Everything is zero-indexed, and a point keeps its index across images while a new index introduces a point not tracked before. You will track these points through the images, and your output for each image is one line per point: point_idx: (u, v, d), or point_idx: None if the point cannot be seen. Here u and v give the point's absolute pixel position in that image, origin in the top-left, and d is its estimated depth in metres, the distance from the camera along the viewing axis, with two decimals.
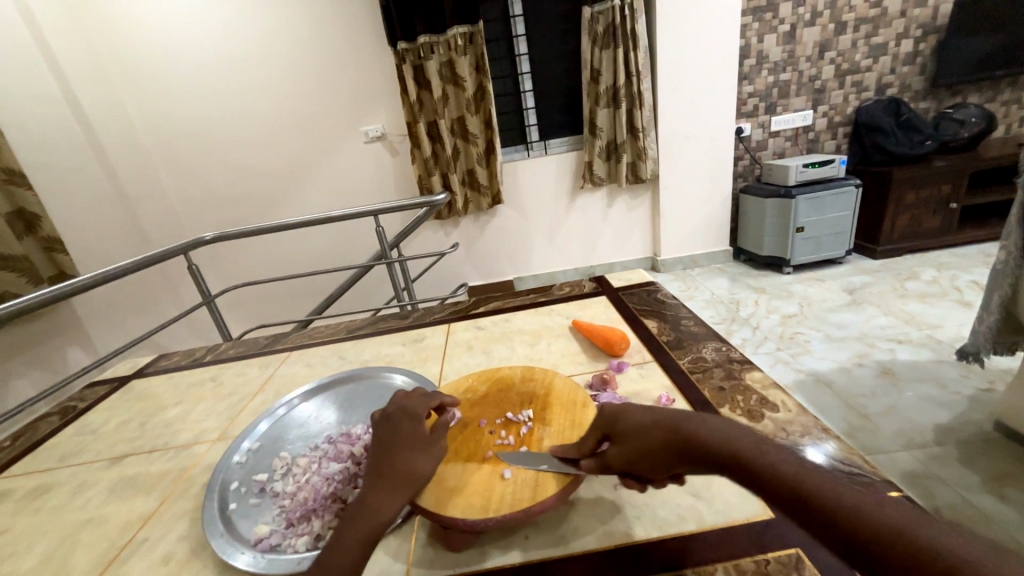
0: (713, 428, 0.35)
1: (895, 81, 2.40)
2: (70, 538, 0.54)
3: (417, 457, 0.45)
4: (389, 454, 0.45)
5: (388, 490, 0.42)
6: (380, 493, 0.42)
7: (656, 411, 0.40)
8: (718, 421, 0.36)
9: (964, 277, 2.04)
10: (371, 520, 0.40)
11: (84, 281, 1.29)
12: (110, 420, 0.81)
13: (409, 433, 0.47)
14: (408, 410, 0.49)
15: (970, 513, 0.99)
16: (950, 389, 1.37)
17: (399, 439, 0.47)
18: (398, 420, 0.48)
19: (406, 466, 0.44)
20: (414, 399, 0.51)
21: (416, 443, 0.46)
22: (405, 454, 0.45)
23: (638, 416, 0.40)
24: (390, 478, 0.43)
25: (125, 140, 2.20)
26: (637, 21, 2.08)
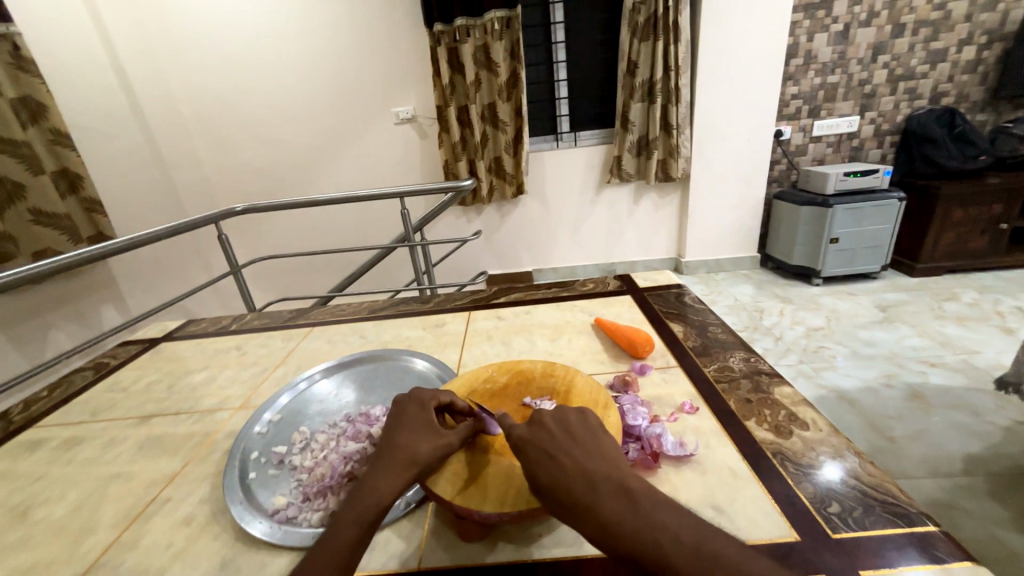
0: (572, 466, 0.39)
1: (952, 89, 2.26)
2: (99, 491, 0.56)
3: (417, 440, 0.45)
4: (392, 438, 0.46)
5: (387, 469, 0.42)
6: (380, 473, 0.42)
7: (560, 444, 0.41)
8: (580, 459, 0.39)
9: (1009, 302, 1.93)
10: (368, 499, 0.40)
11: (122, 243, 1.33)
12: (139, 379, 0.84)
13: (414, 419, 0.48)
14: (416, 398, 0.50)
15: (995, 549, 0.95)
16: (983, 418, 1.31)
17: (403, 424, 0.47)
18: (404, 406, 0.49)
19: (409, 449, 0.44)
20: (424, 391, 0.52)
21: (420, 428, 0.47)
22: (406, 437, 0.46)
23: (543, 445, 0.41)
24: (391, 459, 0.43)
25: (165, 109, 2.26)
26: (681, 13, 2.00)
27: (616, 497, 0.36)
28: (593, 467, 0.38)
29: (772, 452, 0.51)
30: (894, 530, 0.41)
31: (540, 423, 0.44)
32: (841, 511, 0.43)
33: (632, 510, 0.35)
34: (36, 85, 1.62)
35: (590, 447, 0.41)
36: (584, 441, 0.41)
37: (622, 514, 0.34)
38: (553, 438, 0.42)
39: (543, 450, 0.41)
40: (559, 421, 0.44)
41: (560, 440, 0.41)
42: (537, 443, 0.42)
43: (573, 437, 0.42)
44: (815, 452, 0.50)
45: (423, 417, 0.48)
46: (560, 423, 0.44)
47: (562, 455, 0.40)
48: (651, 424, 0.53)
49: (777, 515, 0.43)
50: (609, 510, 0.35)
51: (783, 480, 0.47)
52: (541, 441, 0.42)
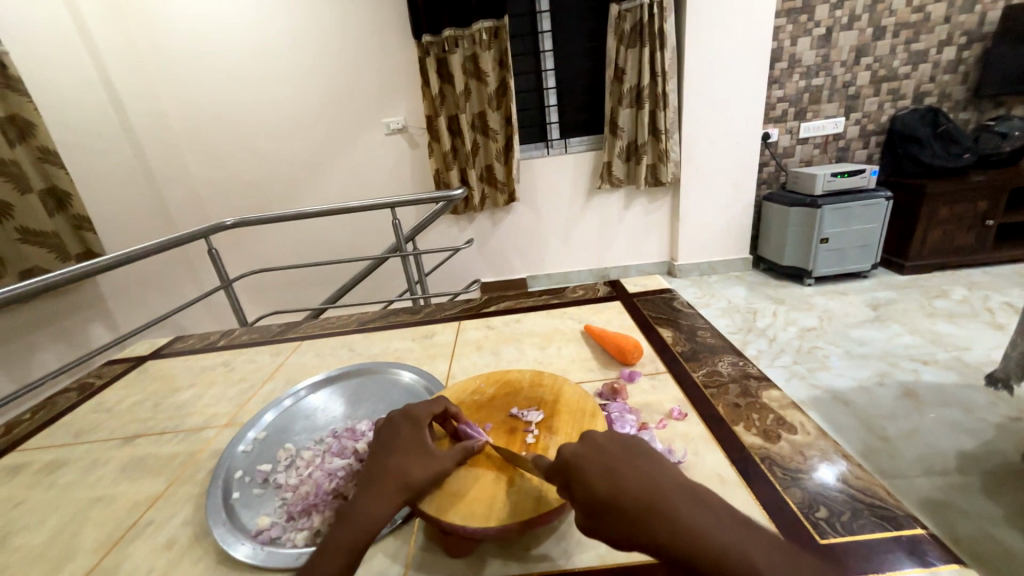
0: (626, 480, 0.36)
1: (934, 89, 2.30)
2: (80, 515, 0.55)
3: (410, 462, 0.44)
4: (384, 459, 0.45)
5: (378, 494, 0.41)
6: (371, 496, 0.41)
7: (608, 459, 0.38)
8: (633, 474, 0.37)
9: (997, 298, 1.95)
10: (356, 526, 0.39)
11: (110, 260, 1.32)
12: (125, 398, 0.82)
13: (407, 440, 0.46)
14: (412, 415, 0.49)
15: (991, 546, 0.95)
16: (975, 414, 1.32)
17: (396, 444, 0.46)
18: (398, 424, 0.48)
19: (400, 471, 0.43)
20: (419, 406, 0.50)
21: (413, 448, 0.46)
22: (397, 457, 0.45)
23: (592, 460, 0.39)
24: (382, 481, 0.42)
25: (155, 125, 2.25)
26: (666, 21, 2.03)
27: (770, 552, 0.30)
28: (719, 520, 0.32)
29: (760, 456, 0.50)
30: (882, 534, 0.41)
31: (618, 463, 0.38)
32: (829, 515, 0.43)
33: (796, 568, 0.29)
34: (23, 104, 1.61)
35: (638, 463, 0.38)
36: (635, 458, 0.39)
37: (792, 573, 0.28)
38: (650, 483, 0.35)
39: (596, 463, 0.38)
40: (642, 460, 0.38)
41: (660, 484, 0.35)
42: (634, 489, 0.35)
43: (670, 481, 0.36)
44: (803, 456, 0.50)
45: (418, 437, 0.47)
46: (644, 464, 0.38)
47: (676, 502, 0.34)
48: (639, 432, 0.53)
49: (764, 521, 0.43)
50: (776, 569, 0.29)
51: (772, 485, 0.47)
52: (638, 487, 0.35)
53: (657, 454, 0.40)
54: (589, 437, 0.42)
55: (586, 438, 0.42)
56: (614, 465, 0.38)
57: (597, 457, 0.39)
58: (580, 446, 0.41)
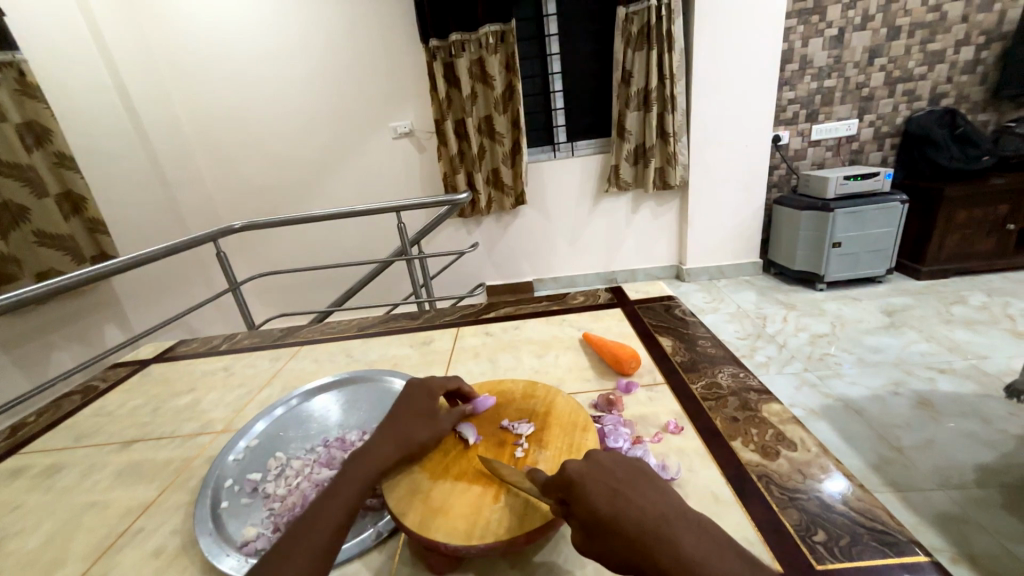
0: (634, 504, 0.35)
1: (951, 90, 2.24)
2: (73, 520, 0.55)
3: (418, 423, 0.50)
4: (397, 418, 0.51)
5: (389, 441, 0.47)
6: (381, 443, 0.47)
7: (614, 480, 0.37)
8: (640, 496, 0.36)
9: (1019, 305, 1.89)
10: (371, 462, 0.45)
11: (118, 263, 1.33)
12: (126, 403, 0.83)
13: (418, 406, 0.52)
14: (427, 388, 0.55)
15: (1010, 564, 0.91)
16: (994, 426, 1.27)
17: (406, 408, 0.52)
18: (415, 392, 0.54)
19: (411, 429, 0.49)
20: (434, 380, 0.57)
21: (423, 414, 0.51)
22: (405, 418, 0.51)
23: (597, 480, 0.37)
24: (393, 434, 0.48)
25: (169, 130, 2.30)
26: (674, 23, 2.01)
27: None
28: (722, 551, 0.32)
29: (757, 474, 0.49)
30: (882, 560, 0.39)
31: (622, 485, 0.37)
32: (827, 539, 0.41)
33: None
34: (40, 110, 1.65)
35: (642, 485, 0.37)
36: (639, 479, 0.38)
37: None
38: (653, 506, 0.35)
39: (602, 482, 0.37)
40: (643, 484, 0.37)
41: (665, 511, 0.34)
42: (638, 514, 0.34)
43: (672, 508, 0.35)
44: (802, 474, 0.48)
45: (424, 403, 0.53)
46: (645, 488, 0.37)
47: (680, 531, 0.33)
48: (632, 447, 0.52)
49: (759, 545, 0.41)
50: None
51: (768, 506, 0.45)
52: (641, 511, 0.34)
53: (659, 479, 0.39)
54: (592, 457, 0.41)
55: (586, 457, 0.41)
56: (619, 485, 0.37)
57: (599, 476, 0.38)
58: (580, 463, 0.40)
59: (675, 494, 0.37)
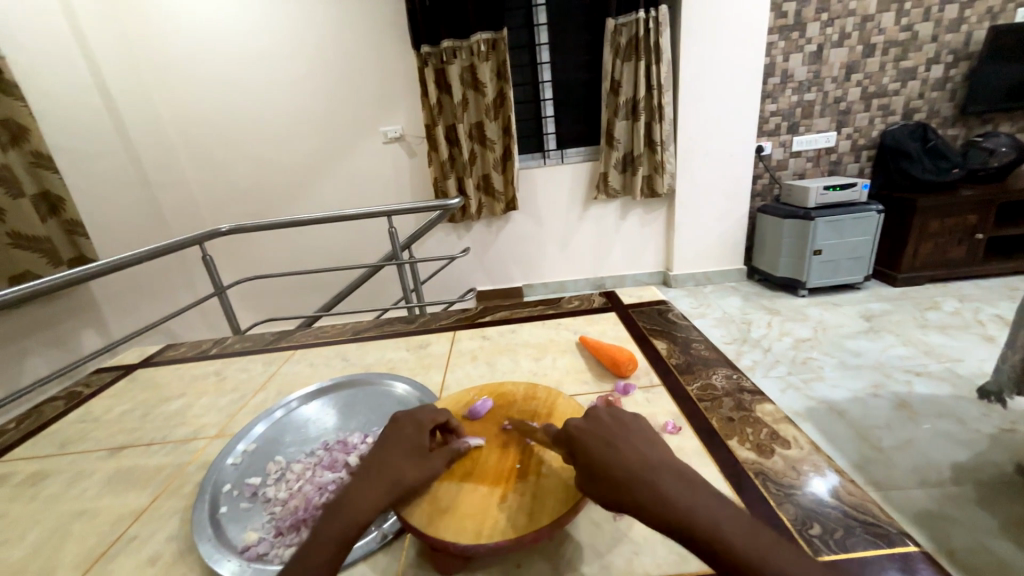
0: (620, 451, 0.38)
1: (923, 106, 2.35)
2: (62, 529, 0.54)
3: (406, 462, 0.44)
4: (382, 454, 0.45)
5: (371, 488, 0.41)
6: (361, 490, 0.41)
7: (607, 432, 0.41)
8: (628, 446, 0.39)
9: (989, 310, 1.97)
10: (348, 519, 0.39)
11: (100, 266, 1.30)
12: (113, 408, 0.81)
13: (407, 438, 0.47)
14: (419, 418, 0.49)
15: (986, 558, 0.94)
16: (968, 426, 1.32)
17: (395, 439, 0.47)
18: (403, 423, 0.49)
19: (399, 468, 0.44)
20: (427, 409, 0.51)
21: (412, 449, 0.46)
22: (394, 454, 0.45)
23: (591, 434, 0.41)
24: (377, 477, 0.42)
25: (153, 131, 2.26)
26: (661, 35, 2.06)
27: (737, 522, 0.32)
28: (698, 492, 0.35)
29: (754, 472, 0.50)
30: (876, 552, 0.40)
31: (615, 437, 0.40)
32: (822, 532, 0.43)
33: (760, 537, 0.31)
34: (18, 108, 1.61)
35: (633, 436, 0.41)
36: (630, 432, 0.41)
37: (753, 543, 0.31)
38: (637, 454, 0.38)
39: (595, 436, 0.41)
40: (637, 437, 0.40)
41: (651, 459, 0.38)
42: (626, 459, 0.37)
43: (659, 457, 0.38)
44: (796, 471, 0.50)
45: (417, 431, 0.48)
46: (638, 440, 0.40)
47: (660, 475, 0.36)
48: None
49: None
50: (737, 536, 0.31)
51: (766, 502, 0.46)
52: (629, 458, 0.38)
53: (654, 435, 0.42)
54: (592, 414, 0.44)
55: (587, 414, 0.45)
56: (610, 437, 0.40)
57: (596, 429, 0.41)
58: (582, 421, 0.43)
59: (665, 448, 0.40)
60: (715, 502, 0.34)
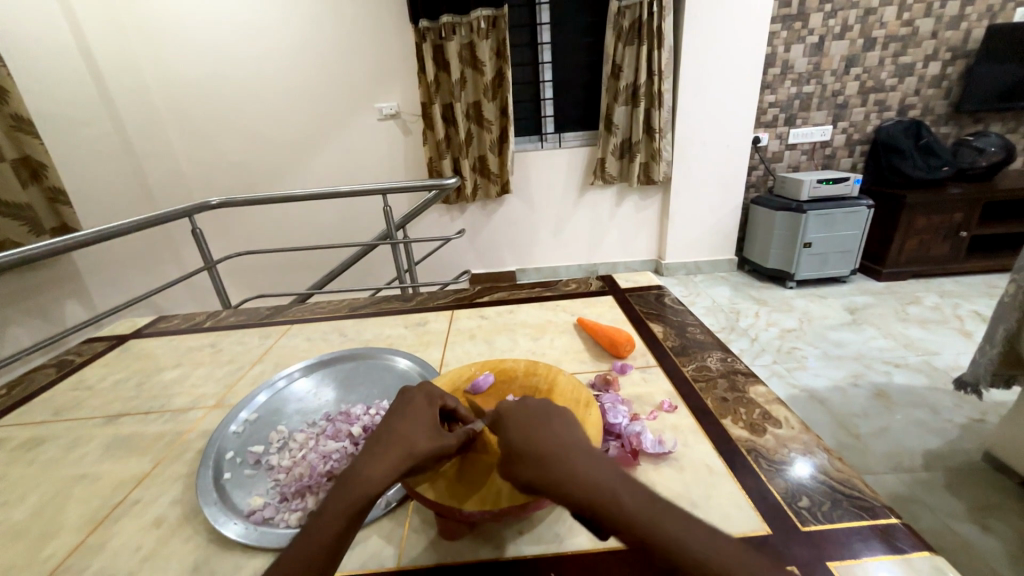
0: (544, 434, 0.38)
1: (918, 103, 2.37)
2: (62, 492, 0.54)
3: (417, 434, 0.44)
4: (394, 425, 0.45)
5: (383, 459, 0.41)
6: (373, 462, 0.41)
7: (534, 414, 0.41)
8: (551, 429, 0.39)
9: (967, 306, 2.04)
10: (359, 490, 0.39)
11: (86, 235, 1.26)
12: (107, 377, 0.80)
13: (419, 412, 0.47)
14: (428, 391, 0.49)
15: (952, 539, 1.00)
16: (942, 416, 1.38)
17: (407, 413, 0.46)
18: (414, 396, 0.49)
19: (411, 439, 0.43)
20: (436, 386, 0.51)
21: (424, 423, 0.46)
22: (406, 427, 0.45)
23: (520, 414, 0.41)
24: (389, 448, 0.42)
25: (138, 98, 2.18)
26: (664, 19, 2.03)
27: (637, 493, 0.34)
28: (610, 473, 0.35)
29: (747, 449, 0.52)
30: (859, 523, 0.43)
31: (536, 417, 0.41)
32: (811, 505, 0.45)
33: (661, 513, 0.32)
34: None
35: (558, 418, 0.41)
36: (556, 414, 0.41)
37: (651, 513, 0.32)
38: (559, 436, 0.38)
39: (523, 414, 0.41)
40: (556, 416, 0.41)
41: (567, 438, 0.38)
42: (543, 440, 0.38)
43: (575, 437, 0.39)
44: (786, 449, 0.52)
45: (427, 405, 0.48)
46: (558, 420, 0.40)
47: (573, 454, 0.36)
48: (631, 423, 0.54)
49: (750, 509, 0.45)
50: (638, 511, 0.32)
51: (757, 476, 0.48)
52: (545, 438, 0.38)
53: (574, 417, 0.42)
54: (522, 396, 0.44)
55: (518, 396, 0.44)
56: (537, 418, 0.41)
57: (519, 410, 0.42)
58: (512, 403, 0.43)
59: (582, 430, 0.41)
60: (625, 483, 0.35)
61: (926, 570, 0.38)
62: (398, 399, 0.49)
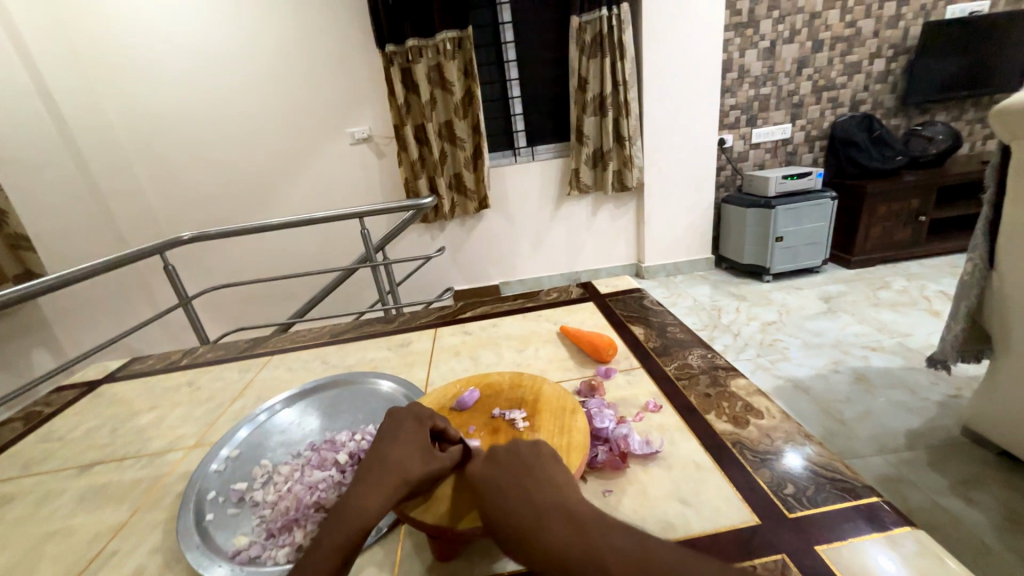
0: (515, 508, 0.37)
1: (868, 98, 2.50)
2: (34, 551, 0.51)
3: (410, 457, 0.44)
4: (386, 451, 0.45)
5: (376, 487, 0.41)
6: (367, 491, 0.41)
7: (502, 482, 0.40)
8: (522, 498, 0.38)
9: (933, 287, 2.12)
10: (353, 519, 0.39)
11: (50, 280, 1.22)
12: (79, 426, 0.77)
13: (410, 435, 0.47)
14: (417, 413, 0.49)
15: (940, 516, 1.02)
16: (920, 395, 1.43)
17: (398, 438, 0.46)
18: (404, 419, 0.49)
19: (404, 464, 0.43)
20: (424, 408, 0.51)
21: (416, 445, 0.46)
22: (398, 453, 0.45)
23: (486, 485, 0.40)
24: (383, 474, 0.42)
25: (102, 138, 2.14)
26: (624, 32, 2.11)
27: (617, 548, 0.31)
28: (585, 534, 0.33)
29: (731, 442, 0.53)
30: (842, 504, 0.44)
31: (511, 480, 0.40)
32: (795, 491, 0.46)
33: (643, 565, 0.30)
34: None
35: (533, 477, 0.40)
36: (531, 474, 0.40)
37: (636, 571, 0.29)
38: (530, 504, 0.37)
39: (491, 483, 0.40)
40: (534, 475, 0.40)
41: (545, 501, 0.37)
42: (516, 515, 0.36)
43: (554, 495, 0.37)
44: (770, 439, 0.53)
45: (418, 427, 0.48)
46: (533, 481, 0.39)
47: (547, 521, 0.35)
48: (617, 426, 0.55)
49: (737, 500, 0.46)
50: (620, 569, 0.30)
51: (743, 467, 0.49)
52: (525, 507, 0.37)
53: (550, 467, 0.41)
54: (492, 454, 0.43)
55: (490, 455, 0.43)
56: (509, 486, 0.39)
57: (492, 477, 0.40)
58: (481, 466, 0.42)
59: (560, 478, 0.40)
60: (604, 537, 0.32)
61: (909, 544, 0.39)
62: (387, 423, 0.49)
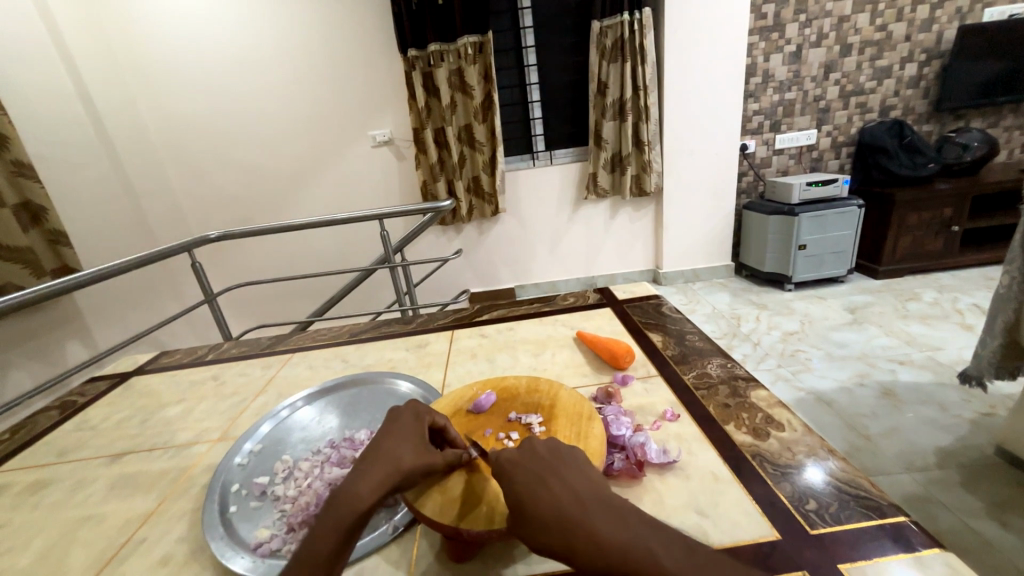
0: (557, 493, 0.37)
1: (898, 103, 2.42)
2: (67, 535, 0.54)
3: (402, 449, 0.45)
4: (380, 442, 0.46)
5: (367, 474, 0.42)
6: (359, 478, 0.42)
7: (541, 469, 0.39)
8: (562, 486, 0.38)
9: (966, 300, 2.04)
10: (346, 505, 0.40)
11: (87, 274, 1.28)
12: (110, 416, 0.81)
13: (404, 429, 0.47)
14: (414, 409, 0.50)
15: (972, 540, 0.98)
16: (951, 412, 1.37)
17: (393, 431, 0.47)
18: (399, 414, 0.49)
19: (396, 455, 0.44)
20: (421, 405, 0.51)
21: (410, 439, 0.46)
22: (392, 445, 0.45)
23: (523, 471, 0.39)
24: (375, 463, 0.43)
25: (136, 138, 2.23)
26: (646, 37, 2.10)
27: (670, 548, 0.32)
28: (637, 529, 0.34)
29: (751, 454, 0.52)
30: (868, 523, 0.43)
31: (547, 471, 0.39)
32: (818, 507, 0.45)
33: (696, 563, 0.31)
34: None
35: (573, 469, 0.40)
36: (567, 465, 0.40)
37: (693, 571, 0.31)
38: (573, 494, 0.37)
39: (530, 468, 0.39)
40: (570, 470, 0.39)
41: (589, 496, 0.37)
42: (559, 500, 0.36)
43: (592, 492, 0.37)
44: (792, 452, 0.52)
45: (415, 421, 0.48)
46: (570, 472, 0.39)
47: (591, 511, 0.35)
48: (634, 434, 0.54)
49: (757, 514, 0.45)
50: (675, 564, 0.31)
51: (763, 481, 0.48)
52: (563, 495, 0.37)
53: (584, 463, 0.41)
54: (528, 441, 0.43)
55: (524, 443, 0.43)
56: (548, 474, 0.39)
57: (529, 465, 0.40)
58: (516, 452, 0.42)
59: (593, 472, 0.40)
60: (655, 537, 0.33)
61: (939, 567, 0.38)
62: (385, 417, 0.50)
